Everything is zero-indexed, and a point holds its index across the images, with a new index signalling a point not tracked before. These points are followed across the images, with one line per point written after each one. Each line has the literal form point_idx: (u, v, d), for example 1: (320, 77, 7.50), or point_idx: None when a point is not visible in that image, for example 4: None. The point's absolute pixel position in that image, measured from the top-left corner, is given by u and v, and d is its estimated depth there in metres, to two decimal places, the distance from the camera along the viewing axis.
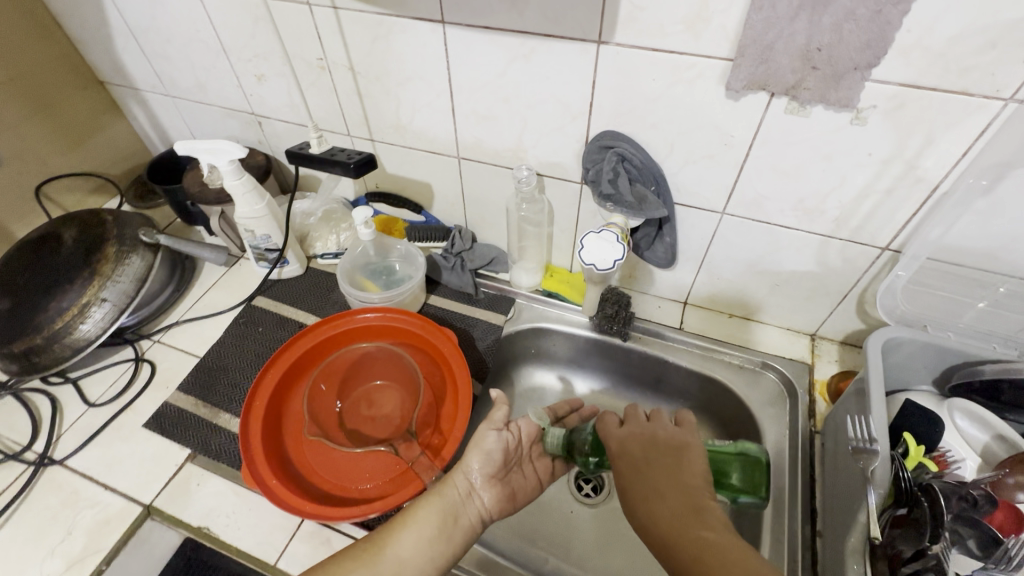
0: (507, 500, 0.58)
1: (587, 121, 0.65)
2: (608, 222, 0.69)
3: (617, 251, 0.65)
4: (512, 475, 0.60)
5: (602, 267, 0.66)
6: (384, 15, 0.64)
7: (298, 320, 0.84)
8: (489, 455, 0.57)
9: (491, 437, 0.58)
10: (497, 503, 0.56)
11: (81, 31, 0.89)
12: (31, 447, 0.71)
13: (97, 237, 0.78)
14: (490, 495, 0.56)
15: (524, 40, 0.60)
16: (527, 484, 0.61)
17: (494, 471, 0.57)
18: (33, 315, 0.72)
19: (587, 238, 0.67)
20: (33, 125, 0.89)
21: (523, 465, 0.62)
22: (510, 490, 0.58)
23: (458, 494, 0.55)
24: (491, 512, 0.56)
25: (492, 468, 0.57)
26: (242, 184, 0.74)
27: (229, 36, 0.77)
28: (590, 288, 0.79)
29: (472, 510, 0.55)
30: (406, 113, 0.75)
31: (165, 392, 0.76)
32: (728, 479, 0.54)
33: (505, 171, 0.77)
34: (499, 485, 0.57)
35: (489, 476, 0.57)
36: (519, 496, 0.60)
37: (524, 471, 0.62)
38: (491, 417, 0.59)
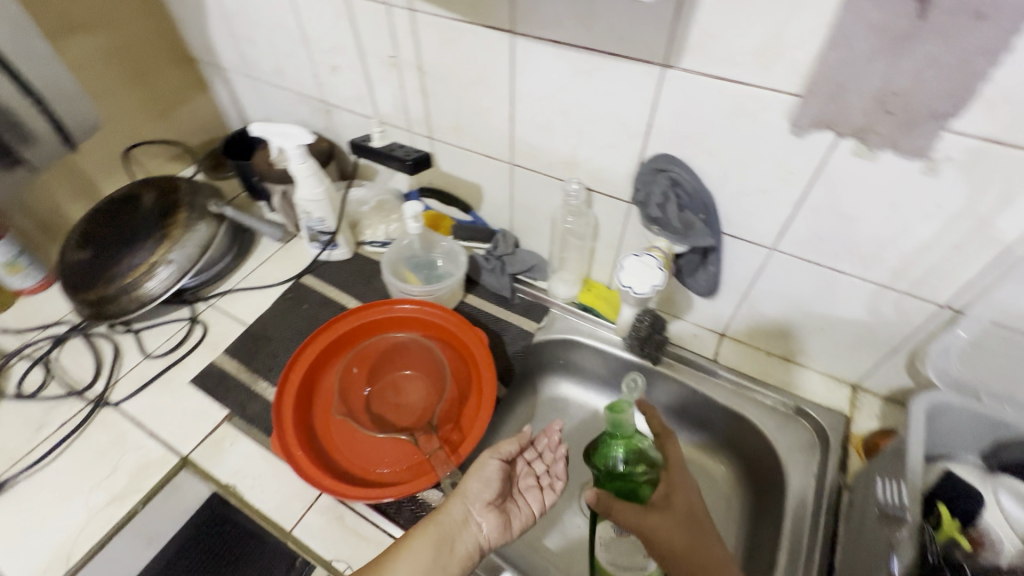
0: (505, 527, 0.61)
1: (643, 141, 0.65)
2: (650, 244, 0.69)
3: (656, 277, 0.65)
4: (506, 504, 0.64)
5: (639, 290, 0.66)
6: (457, 21, 0.66)
7: (340, 302, 0.88)
8: (487, 482, 0.62)
9: (492, 464, 0.64)
10: (495, 530, 0.60)
11: (182, 11, 0.96)
12: (93, 386, 0.77)
13: (172, 203, 0.85)
14: (488, 521, 0.60)
15: (589, 56, 0.61)
16: (522, 513, 0.65)
17: (493, 497, 0.62)
18: (109, 267, 0.79)
19: (626, 259, 0.67)
20: (130, 94, 0.97)
21: (516, 497, 0.66)
22: (506, 518, 0.62)
23: (455, 521, 0.59)
24: (489, 538, 0.60)
25: (489, 496, 0.62)
26: (305, 168, 0.78)
27: (312, 28, 0.81)
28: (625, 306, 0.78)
29: (469, 535, 0.59)
30: (466, 115, 0.77)
31: (213, 353, 0.82)
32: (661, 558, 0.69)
33: (556, 182, 0.78)
34: (495, 512, 0.61)
35: (487, 503, 0.61)
36: (515, 527, 0.63)
37: (517, 497, 0.66)
38: (495, 446, 0.66)
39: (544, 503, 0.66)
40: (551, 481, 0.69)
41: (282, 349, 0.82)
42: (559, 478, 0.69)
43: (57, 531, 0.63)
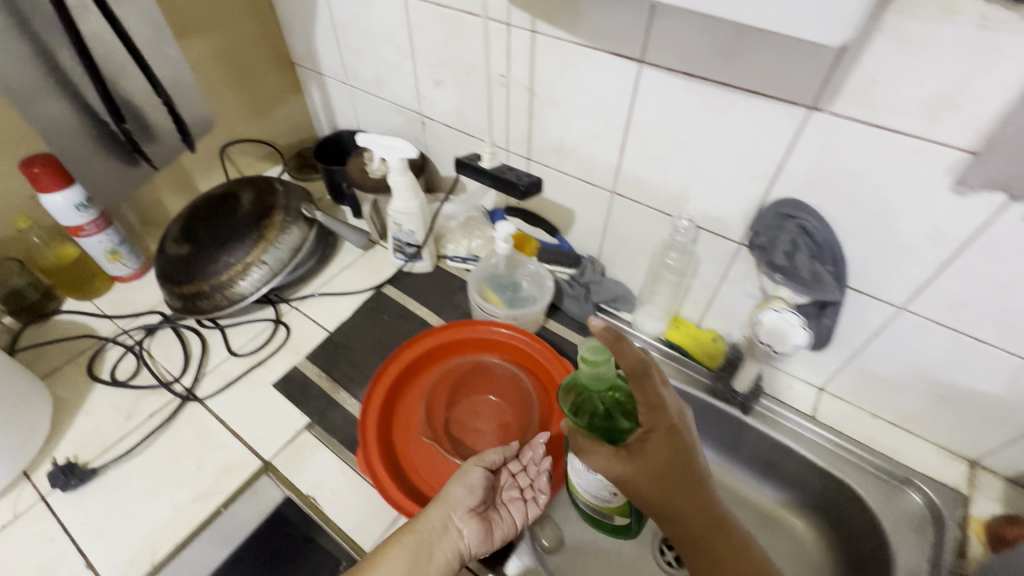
0: (486, 536, 0.58)
1: (769, 184, 0.62)
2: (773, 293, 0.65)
3: (798, 335, 0.63)
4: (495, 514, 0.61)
5: (781, 348, 0.64)
6: (581, 45, 0.65)
7: (421, 316, 0.87)
8: (471, 489, 0.59)
9: (476, 472, 0.61)
10: (476, 538, 0.57)
11: (289, 17, 0.98)
12: (180, 379, 0.78)
13: (269, 204, 0.86)
14: (470, 528, 0.57)
15: (724, 92, 0.58)
16: (503, 523, 0.61)
17: (475, 504, 0.58)
18: (206, 264, 0.81)
19: (767, 312, 0.64)
20: (233, 93, 1.00)
21: (499, 507, 0.62)
22: (488, 526, 0.59)
23: (434, 529, 0.56)
24: (470, 546, 0.56)
25: (471, 503, 0.58)
26: (404, 181, 0.78)
27: (422, 42, 0.81)
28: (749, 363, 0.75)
29: (449, 542, 0.56)
30: (572, 139, 0.75)
31: (295, 357, 0.82)
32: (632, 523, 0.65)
33: (659, 215, 0.75)
34: (478, 520, 0.58)
35: (469, 510, 0.58)
36: (497, 537, 0.59)
37: (506, 508, 0.62)
38: (482, 456, 0.63)
39: (527, 515, 0.62)
40: (535, 495, 0.64)
41: (363, 359, 0.81)
42: (543, 492, 0.64)
43: (143, 525, 0.64)
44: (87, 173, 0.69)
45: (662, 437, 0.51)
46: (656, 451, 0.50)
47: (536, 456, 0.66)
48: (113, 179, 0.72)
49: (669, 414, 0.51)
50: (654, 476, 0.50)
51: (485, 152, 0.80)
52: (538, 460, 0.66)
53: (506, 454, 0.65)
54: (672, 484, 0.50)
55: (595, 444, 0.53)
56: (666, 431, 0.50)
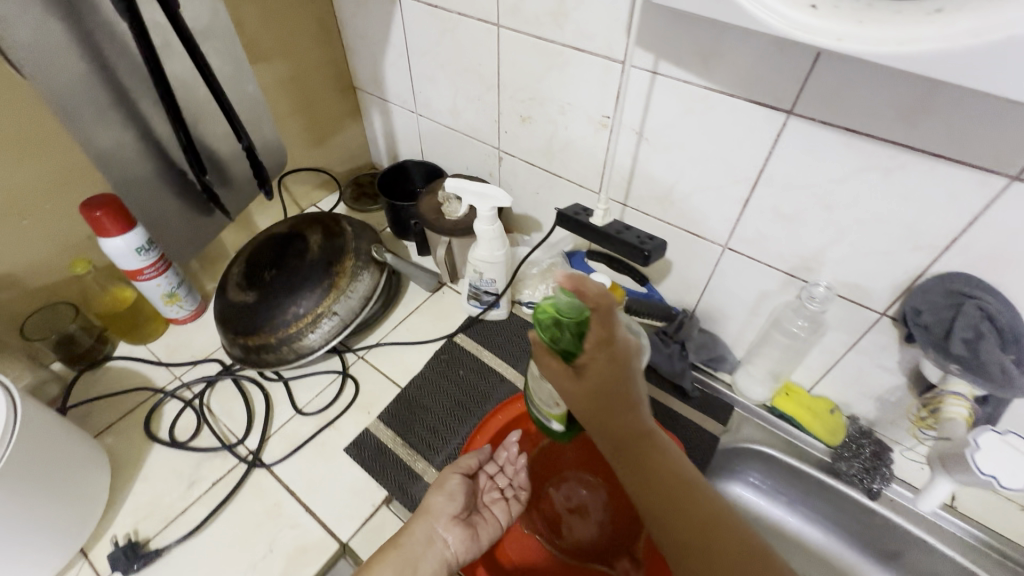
0: (472, 541, 0.58)
1: (935, 256, 0.54)
2: (942, 383, 0.55)
3: None
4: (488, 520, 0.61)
5: (1008, 484, 0.49)
6: (712, 91, 0.58)
7: (499, 371, 0.80)
8: (452, 496, 0.59)
9: (457, 478, 0.61)
10: (462, 544, 0.57)
11: (357, 41, 0.92)
12: (244, 441, 0.72)
13: (339, 248, 0.79)
14: (455, 535, 0.57)
15: (894, 152, 0.50)
16: (488, 526, 0.61)
17: (458, 510, 0.58)
18: (272, 313, 0.74)
19: (984, 436, 0.52)
20: (294, 120, 0.94)
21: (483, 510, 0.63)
22: (474, 531, 0.59)
23: (420, 542, 0.55)
24: (456, 553, 0.56)
25: (455, 510, 0.59)
26: (493, 230, 0.71)
27: (511, 76, 0.74)
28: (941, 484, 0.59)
29: (435, 554, 0.55)
30: (682, 189, 0.68)
31: (366, 417, 0.75)
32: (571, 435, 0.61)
33: (780, 276, 0.67)
34: (461, 527, 0.58)
35: (452, 517, 0.58)
36: (484, 541, 0.59)
37: (492, 512, 0.62)
38: (459, 462, 0.64)
39: (511, 513, 0.63)
40: (516, 492, 0.65)
41: (440, 421, 0.74)
42: (524, 488, 0.66)
43: None
44: (168, 237, 0.60)
45: (601, 364, 0.47)
46: (592, 378, 0.47)
47: (512, 457, 0.67)
48: (194, 238, 0.64)
49: (612, 348, 0.47)
50: (585, 400, 0.48)
51: (598, 207, 0.70)
52: (514, 461, 0.67)
53: (482, 458, 0.65)
54: (603, 412, 0.48)
55: (547, 354, 0.49)
56: (604, 364, 0.47)
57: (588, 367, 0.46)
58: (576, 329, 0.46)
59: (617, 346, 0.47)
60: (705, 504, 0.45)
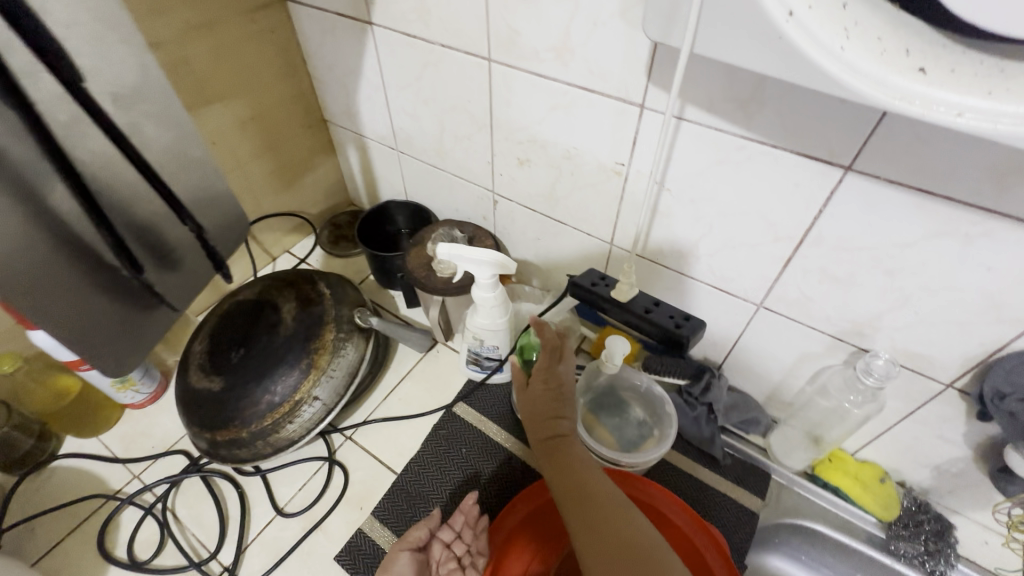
0: None
1: (1020, 331, 0.46)
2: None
3: None
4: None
5: None
6: (749, 140, 0.49)
7: (507, 448, 0.71)
8: None
9: (404, 557, 0.57)
10: None
11: (326, 72, 0.81)
12: (217, 556, 0.62)
13: (317, 318, 0.69)
14: None
15: (979, 219, 0.42)
16: None
17: None
18: (243, 405, 0.63)
19: None
20: (257, 163, 0.83)
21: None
22: None
23: None
24: None
25: None
26: (494, 298, 0.62)
27: (506, 115, 0.64)
28: None
29: None
30: (709, 243, 0.59)
31: (359, 515, 0.65)
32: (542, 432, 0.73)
33: (825, 339, 0.58)
34: None
35: None
36: None
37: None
38: (407, 536, 0.59)
39: None
40: (473, 560, 0.59)
41: (444, 515, 0.65)
42: (482, 555, 0.60)
43: None
44: (109, 351, 0.50)
45: (539, 383, 0.59)
46: (531, 393, 0.59)
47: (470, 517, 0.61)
48: (139, 343, 0.53)
49: (555, 369, 0.60)
50: (526, 409, 0.59)
51: (625, 272, 0.61)
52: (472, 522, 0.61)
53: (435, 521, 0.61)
54: (536, 419, 0.58)
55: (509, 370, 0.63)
56: (542, 382, 0.59)
57: (531, 380, 0.59)
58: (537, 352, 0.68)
59: (557, 371, 0.60)
60: (606, 508, 0.48)
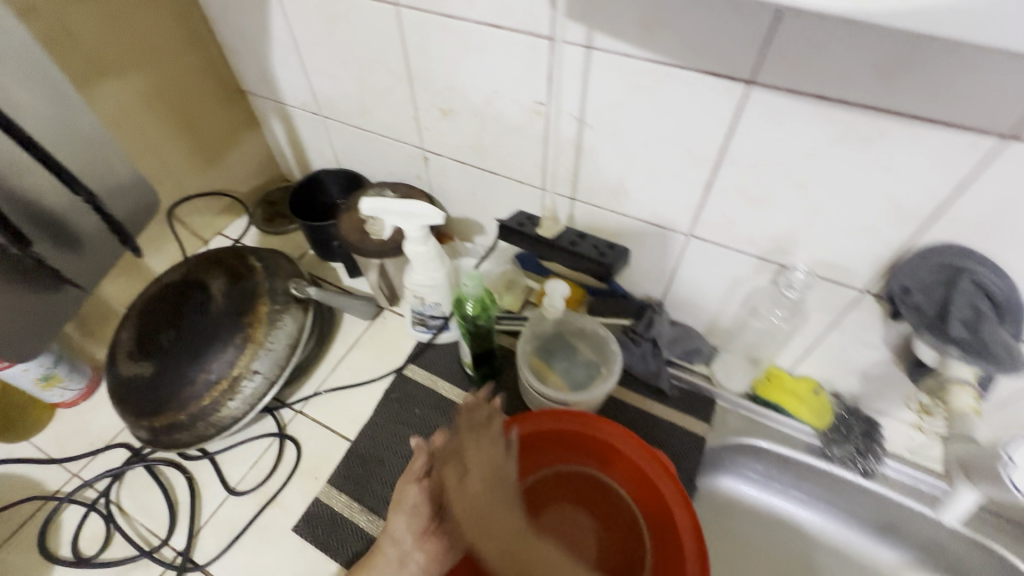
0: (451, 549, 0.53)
1: (922, 228, 0.48)
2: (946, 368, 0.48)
3: None
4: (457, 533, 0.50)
5: None
6: (659, 64, 0.49)
7: (460, 403, 0.71)
8: (415, 511, 0.52)
9: (413, 491, 0.53)
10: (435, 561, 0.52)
11: (233, 37, 0.77)
12: (168, 542, 0.60)
13: (249, 292, 0.67)
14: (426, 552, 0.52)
15: (876, 120, 0.43)
16: None
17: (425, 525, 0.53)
18: (178, 387, 0.61)
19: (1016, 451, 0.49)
20: (172, 141, 0.79)
21: None
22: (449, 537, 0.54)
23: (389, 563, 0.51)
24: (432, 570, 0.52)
25: (421, 523, 0.53)
26: (426, 251, 0.61)
27: (423, 64, 0.62)
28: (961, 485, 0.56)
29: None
30: (636, 177, 0.59)
31: (314, 484, 0.65)
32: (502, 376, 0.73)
33: (752, 261, 0.60)
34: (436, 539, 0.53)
35: (422, 532, 0.52)
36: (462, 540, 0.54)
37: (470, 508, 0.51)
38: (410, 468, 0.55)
39: None
40: None
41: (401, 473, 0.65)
42: None
43: None
44: (4, 333, 0.49)
45: (476, 473, 0.48)
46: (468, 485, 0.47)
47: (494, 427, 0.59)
48: (39, 324, 0.52)
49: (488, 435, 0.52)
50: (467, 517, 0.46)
51: (544, 215, 0.64)
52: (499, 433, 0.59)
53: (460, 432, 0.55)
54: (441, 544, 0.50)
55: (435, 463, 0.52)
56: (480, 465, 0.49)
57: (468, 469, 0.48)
58: (476, 308, 0.62)
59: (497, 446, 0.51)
60: None
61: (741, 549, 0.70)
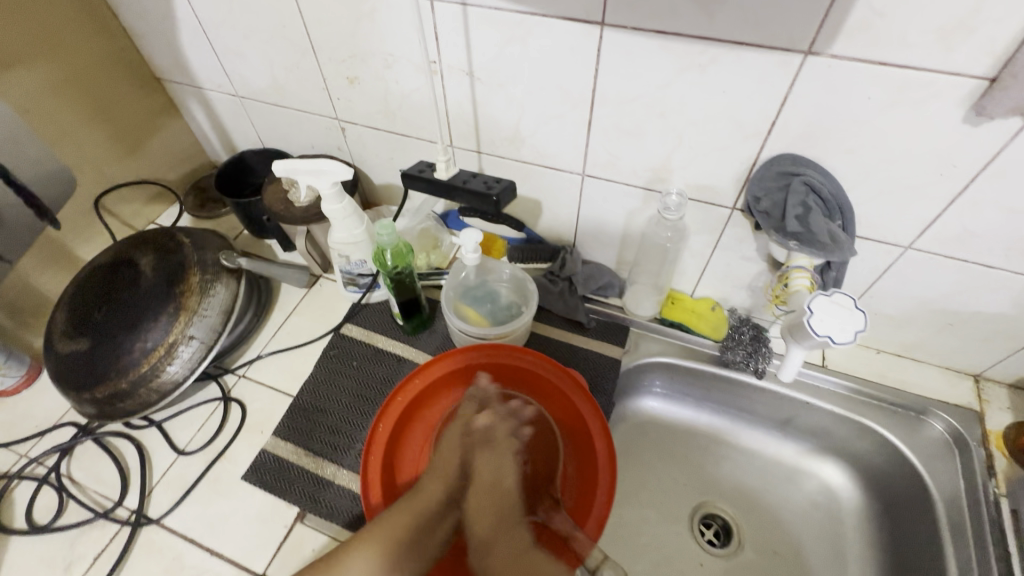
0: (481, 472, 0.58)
1: (763, 142, 0.56)
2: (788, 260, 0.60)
3: (858, 320, 0.53)
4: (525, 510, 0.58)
5: (841, 339, 0.53)
6: (526, 14, 0.54)
7: (395, 352, 0.76)
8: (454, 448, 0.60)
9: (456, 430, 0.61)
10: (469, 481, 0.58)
11: (140, 25, 0.78)
12: (122, 503, 0.64)
13: (179, 264, 0.70)
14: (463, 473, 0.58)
15: (706, 48, 0.50)
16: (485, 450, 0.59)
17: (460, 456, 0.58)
18: (116, 357, 0.64)
19: (816, 302, 0.55)
20: (88, 130, 0.81)
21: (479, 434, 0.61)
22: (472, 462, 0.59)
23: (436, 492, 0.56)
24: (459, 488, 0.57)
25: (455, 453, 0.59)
26: (343, 209, 0.65)
27: (323, 34, 0.66)
28: (791, 350, 0.60)
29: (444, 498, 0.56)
30: (529, 124, 0.65)
31: (261, 437, 0.69)
32: (431, 322, 0.79)
33: (638, 192, 0.67)
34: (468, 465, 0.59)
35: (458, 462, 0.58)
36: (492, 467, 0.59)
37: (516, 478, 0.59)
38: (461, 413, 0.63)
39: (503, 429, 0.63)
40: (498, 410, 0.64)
41: (342, 420, 0.69)
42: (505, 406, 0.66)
43: None
44: None
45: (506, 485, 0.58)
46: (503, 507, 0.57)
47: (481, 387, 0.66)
48: None
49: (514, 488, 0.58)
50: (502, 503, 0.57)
51: (438, 159, 0.65)
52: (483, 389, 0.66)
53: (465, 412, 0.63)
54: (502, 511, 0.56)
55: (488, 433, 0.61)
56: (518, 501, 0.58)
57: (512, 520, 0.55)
58: (393, 257, 0.68)
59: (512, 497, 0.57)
60: None
61: (661, 457, 0.79)
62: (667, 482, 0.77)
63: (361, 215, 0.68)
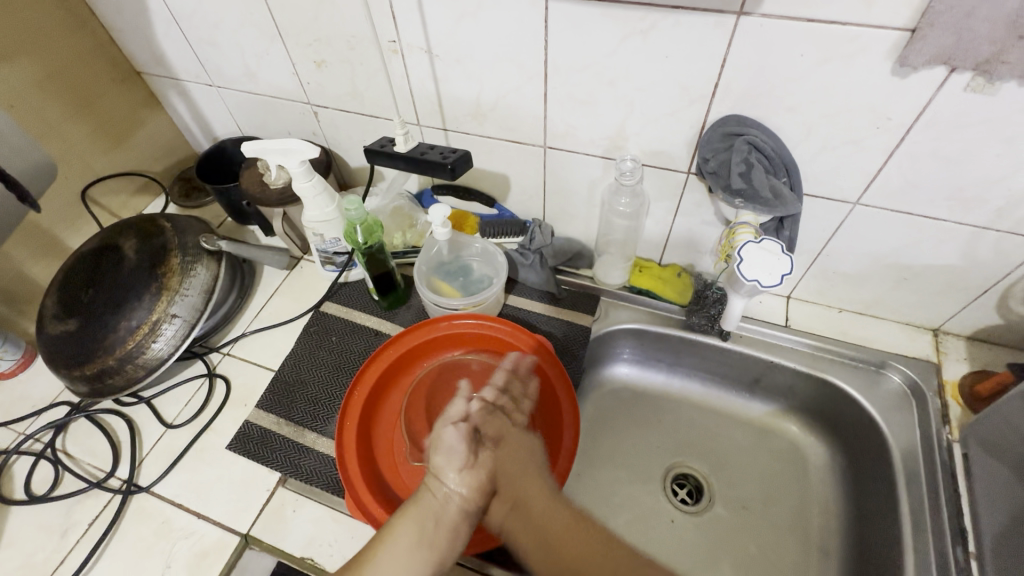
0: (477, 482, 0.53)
1: (709, 105, 0.58)
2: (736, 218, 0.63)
3: (784, 264, 0.58)
4: None
5: (768, 281, 0.58)
6: None
7: (372, 327, 0.79)
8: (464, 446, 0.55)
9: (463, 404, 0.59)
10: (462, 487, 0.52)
11: (116, 19, 0.81)
12: (114, 474, 0.67)
13: (160, 247, 0.73)
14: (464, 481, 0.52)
15: (645, 14, 0.52)
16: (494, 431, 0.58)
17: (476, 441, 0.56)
18: (103, 335, 0.67)
19: (745, 247, 0.60)
20: (72, 125, 0.83)
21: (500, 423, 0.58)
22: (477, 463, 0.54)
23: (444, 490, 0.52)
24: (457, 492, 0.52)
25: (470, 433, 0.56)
26: (312, 186, 0.68)
27: (288, 18, 0.69)
28: (734, 300, 0.68)
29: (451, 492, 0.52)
30: (489, 98, 0.68)
31: (244, 410, 0.72)
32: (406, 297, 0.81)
33: (597, 161, 0.69)
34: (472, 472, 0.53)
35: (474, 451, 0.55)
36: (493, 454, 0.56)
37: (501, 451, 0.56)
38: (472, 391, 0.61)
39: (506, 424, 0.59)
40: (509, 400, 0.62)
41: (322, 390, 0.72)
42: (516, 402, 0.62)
43: None
44: None
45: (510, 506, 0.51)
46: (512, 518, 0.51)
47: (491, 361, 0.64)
48: None
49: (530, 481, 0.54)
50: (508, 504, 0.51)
51: (396, 134, 0.67)
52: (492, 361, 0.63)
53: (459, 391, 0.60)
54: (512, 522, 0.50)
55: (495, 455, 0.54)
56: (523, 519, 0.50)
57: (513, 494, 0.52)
58: (363, 231, 0.70)
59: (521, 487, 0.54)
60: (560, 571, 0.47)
61: (635, 421, 0.82)
62: (642, 445, 0.79)
63: (332, 189, 0.71)
